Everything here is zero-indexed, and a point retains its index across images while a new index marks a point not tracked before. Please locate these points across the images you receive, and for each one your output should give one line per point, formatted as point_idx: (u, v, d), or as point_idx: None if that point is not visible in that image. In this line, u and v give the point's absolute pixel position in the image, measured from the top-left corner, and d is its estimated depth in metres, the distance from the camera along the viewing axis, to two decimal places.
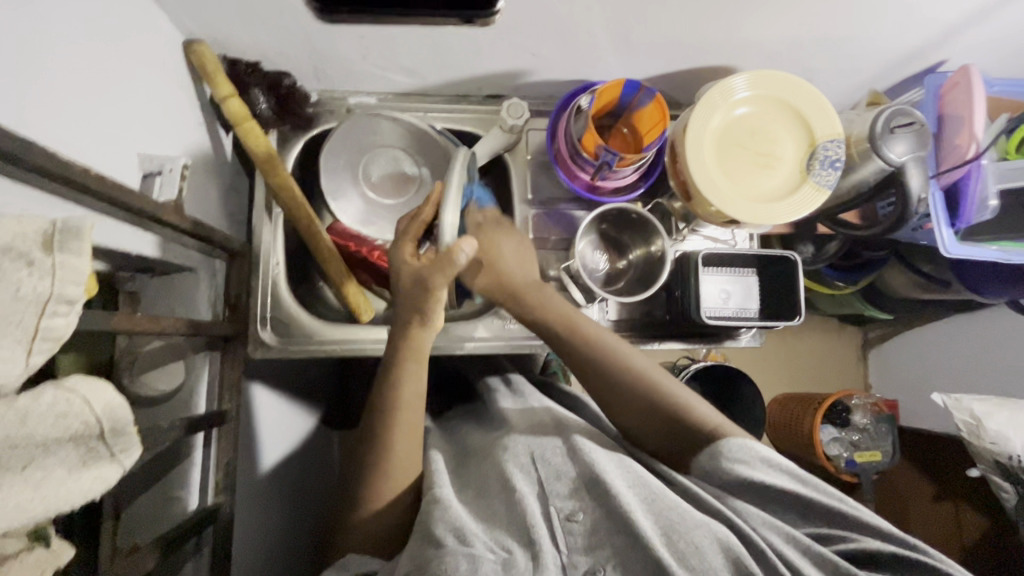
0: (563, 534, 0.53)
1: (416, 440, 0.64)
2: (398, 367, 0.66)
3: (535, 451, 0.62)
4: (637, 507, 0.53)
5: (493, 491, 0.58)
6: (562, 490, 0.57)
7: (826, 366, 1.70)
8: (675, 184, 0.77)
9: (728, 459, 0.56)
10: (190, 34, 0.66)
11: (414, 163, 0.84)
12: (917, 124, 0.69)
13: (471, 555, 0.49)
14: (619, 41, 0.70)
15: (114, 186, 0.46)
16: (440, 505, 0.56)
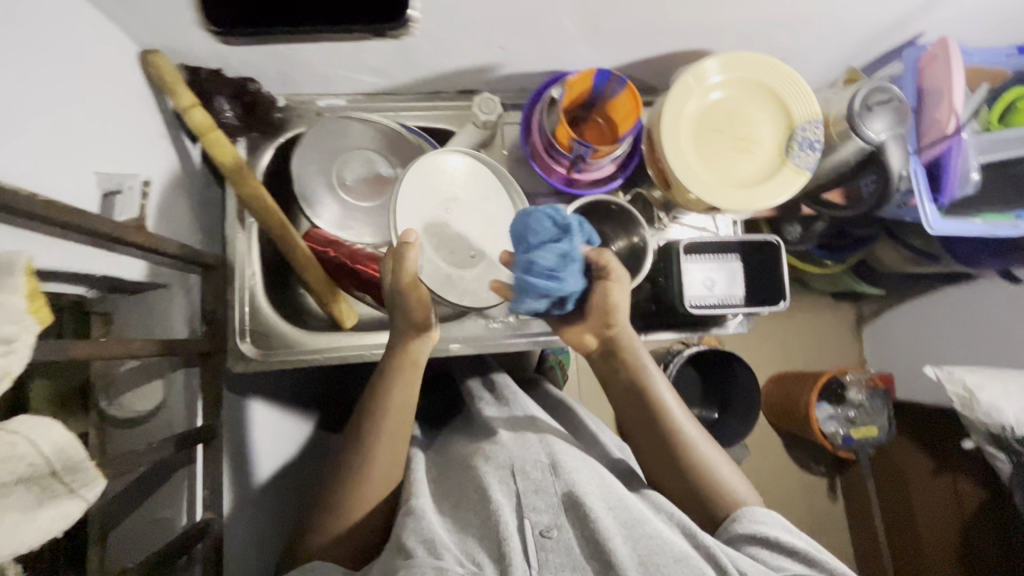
0: (537, 549, 0.56)
1: (399, 449, 0.67)
2: (389, 377, 0.68)
3: (515, 463, 0.63)
4: (616, 533, 0.56)
5: (472, 501, 0.61)
6: (539, 504, 0.59)
7: (821, 343, 1.70)
8: (654, 174, 0.76)
9: (747, 520, 0.61)
10: (146, 44, 0.64)
11: (389, 164, 0.82)
12: (896, 100, 0.67)
13: (439, 566, 0.52)
14: (588, 29, 0.68)
15: (65, 212, 0.45)
16: (414, 516, 0.59)
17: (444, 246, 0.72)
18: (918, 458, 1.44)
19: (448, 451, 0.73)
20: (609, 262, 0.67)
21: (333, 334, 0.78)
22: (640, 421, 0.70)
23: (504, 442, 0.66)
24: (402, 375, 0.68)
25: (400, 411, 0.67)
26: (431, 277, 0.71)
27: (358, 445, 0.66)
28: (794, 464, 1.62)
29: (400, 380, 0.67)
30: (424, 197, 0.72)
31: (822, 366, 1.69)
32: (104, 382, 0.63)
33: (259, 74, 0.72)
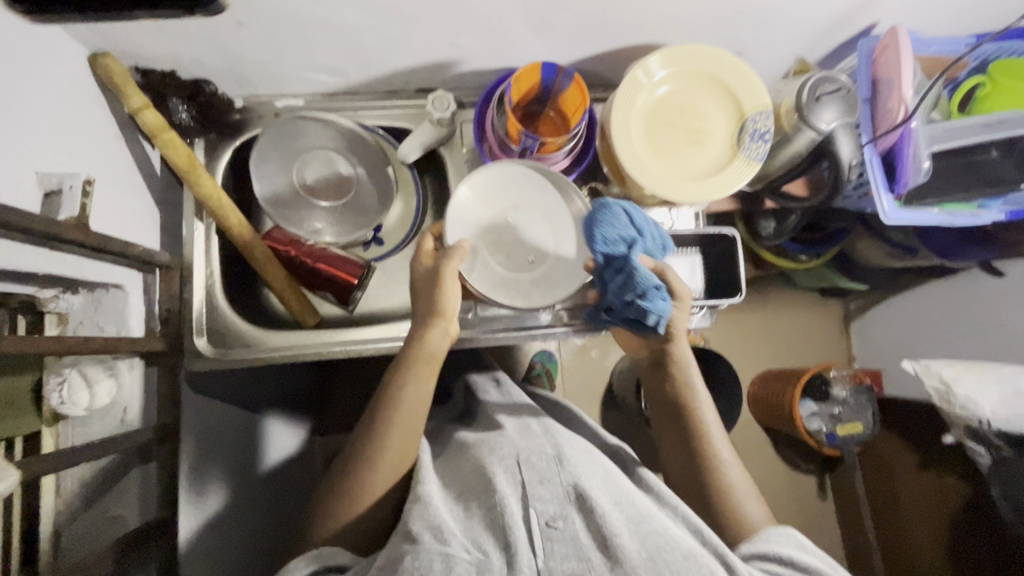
0: (543, 540, 0.58)
1: (410, 440, 0.69)
2: (405, 370, 0.70)
3: (521, 455, 0.67)
4: (624, 529, 0.58)
5: (479, 491, 0.63)
6: (544, 494, 0.62)
7: (809, 340, 1.69)
8: (608, 170, 0.76)
9: (762, 540, 0.65)
10: (96, 47, 0.64)
11: (349, 163, 0.83)
12: (844, 89, 0.68)
13: (447, 554, 0.54)
14: (535, 24, 0.68)
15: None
16: (421, 503, 0.62)
17: (502, 250, 0.72)
18: (906, 455, 1.42)
19: (452, 445, 0.77)
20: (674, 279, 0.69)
21: (349, 333, 0.82)
22: (674, 433, 0.76)
23: (512, 438, 0.70)
24: (416, 368, 0.70)
25: (416, 403, 0.69)
26: (483, 279, 0.71)
27: (367, 431, 0.68)
28: (783, 463, 1.60)
29: (415, 372, 0.70)
30: (482, 207, 0.73)
31: (809, 362, 1.68)
32: (58, 381, 0.61)
33: (214, 75, 0.73)
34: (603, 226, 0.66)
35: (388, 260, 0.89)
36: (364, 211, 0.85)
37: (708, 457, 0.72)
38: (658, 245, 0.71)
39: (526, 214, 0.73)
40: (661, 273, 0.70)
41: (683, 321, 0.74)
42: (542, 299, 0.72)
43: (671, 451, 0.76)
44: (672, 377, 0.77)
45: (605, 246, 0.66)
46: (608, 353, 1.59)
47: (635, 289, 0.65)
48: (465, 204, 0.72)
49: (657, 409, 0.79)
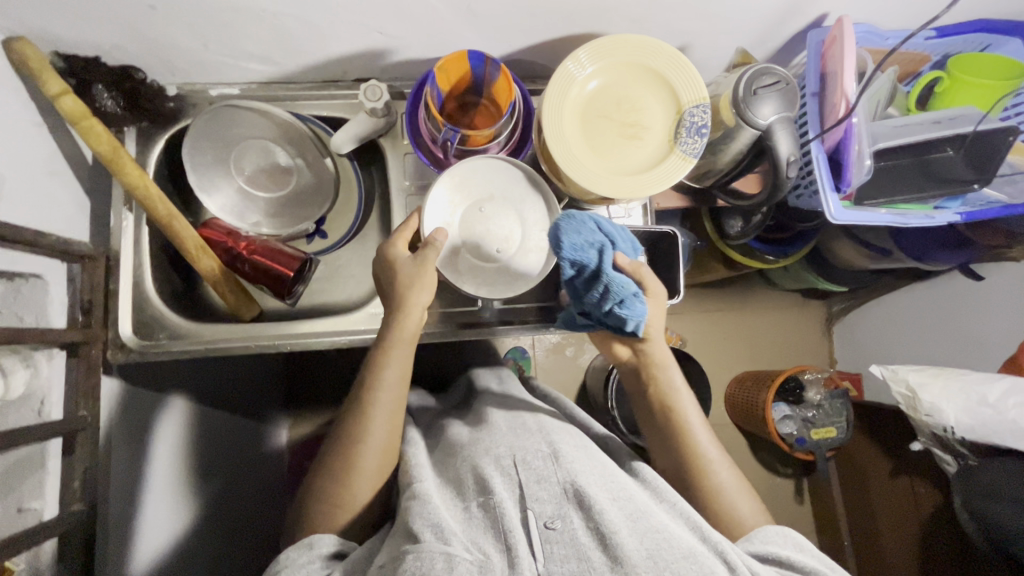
0: (542, 542, 0.56)
1: (395, 420, 0.69)
2: (383, 353, 0.68)
3: (517, 454, 0.65)
4: (623, 527, 0.56)
5: (471, 491, 0.62)
6: (542, 494, 0.60)
7: (789, 341, 1.66)
8: (545, 166, 0.73)
9: (758, 540, 0.64)
10: (11, 31, 0.62)
11: (288, 154, 0.82)
12: (783, 83, 0.65)
13: (449, 555, 0.53)
14: (463, 12, 0.66)
15: None
16: (419, 500, 0.60)
17: (474, 241, 0.71)
18: (880, 460, 1.38)
19: (446, 438, 0.76)
20: (647, 279, 0.67)
21: (326, 320, 0.81)
22: (661, 434, 0.74)
23: (503, 433, 0.69)
24: (396, 349, 0.68)
25: (398, 382, 0.69)
26: (451, 269, 0.70)
27: (354, 413, 0.68)
28: (759, 465, 1.58)
29: (398, 354, 0.68)
30: (461, 195, 0.71)
31: (787, 365, 1.65)
32: None
33: (142, 62, 0.72)
34: (570, 233, 0.62)
35: (332, 253, 0.87)
36: (307, 204, 0.84)
37: (694, 457, 0.71)
38: (627, 244, 0.68)
39: (500, 206, 0.71)
40: (635, 273, 0.67)
41: (659, 319, 0.72)
42: (506, 291, 0.71)
43: (660, 451, 0.75)
44: (653, 380, 0.74)
45: (575, 255, 0.62)
46: (583, 351, 1.57)
47: (612, 299, 0.63)
48: (444, 190, 0.71)
49: (642, 411, 0.77)
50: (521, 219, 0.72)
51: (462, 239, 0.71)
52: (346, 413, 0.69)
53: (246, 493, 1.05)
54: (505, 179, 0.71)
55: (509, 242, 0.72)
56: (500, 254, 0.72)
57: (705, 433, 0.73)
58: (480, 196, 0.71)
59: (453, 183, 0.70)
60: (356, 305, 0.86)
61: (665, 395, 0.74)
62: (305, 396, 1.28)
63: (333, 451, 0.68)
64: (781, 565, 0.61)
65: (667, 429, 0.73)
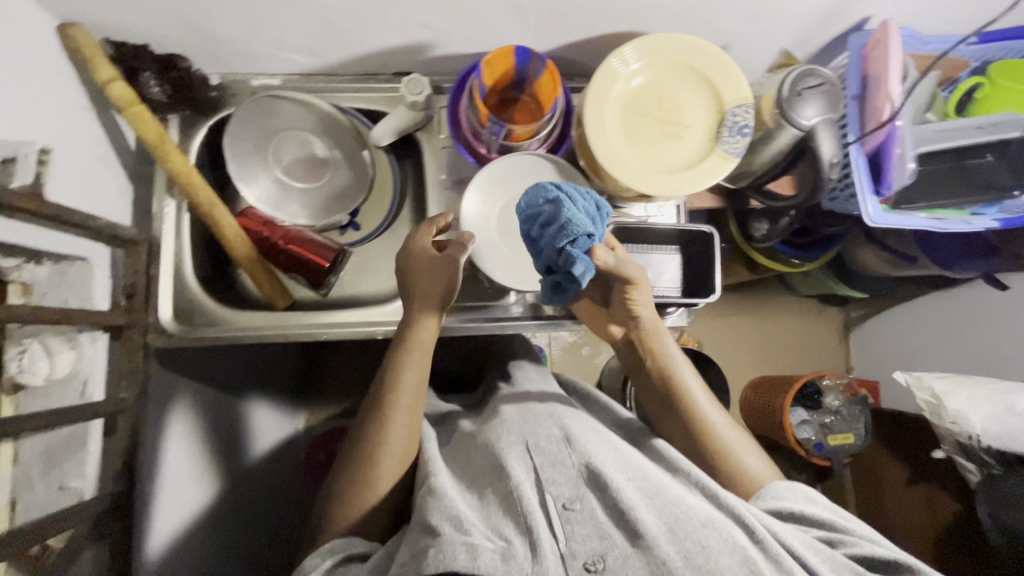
0: (562, 522, 0.56)
1: (415, 422, 0.68)
2: (402, 354, 0.69)
3: (528, 440, 0.66)
4: (640, 503, 0.57)
5: (490, 475, 0.62)
6: (558, 478, 0.61)
7: (805, 347, 1.66)
8: (583, 162, 0.73)
9: (770, 496, 0.64)
10: (65, 17, 0.64)
11: (325, 145, 0.82)
12: (828, 85, 0.65)
13: (470, 542, 0.52)
14: (509, 7, 0.66)
15: None
16: (435, 495, 0.60)
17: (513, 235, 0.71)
18: (896, 467, 1.37)
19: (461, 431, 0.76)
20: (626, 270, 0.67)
21: (343, 312, 0.82)
22: (662, 402, 0.74)
23: (514, 420, 0.70)
24: (415, 352, 0.69)
25: (417, 385, 0.69)
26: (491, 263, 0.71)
27: (374, 415, 0.67)
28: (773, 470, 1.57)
29: (418, 355, 0.69)
30: (500, 189, 0.72)
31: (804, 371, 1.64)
32: (17, 351, 0.60)
33: (188, 51, 0.73)
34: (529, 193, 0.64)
35: (364, 246, 0.88)
36: (343, 195, 0.85)
37: (700, 421, 0.71)
38: (592, 208, 0.63)
39: None
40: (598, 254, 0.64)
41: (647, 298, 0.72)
42: None
43: (664, 419, 0.74)
44: (649, 351, 0.75)
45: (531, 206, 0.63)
46: (599, 351, 1.57)
47: (565, 235, 0.59)
48: (482, 185, 0.71)
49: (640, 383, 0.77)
50: None
51: (500, 233, 0.72)
52: (368, 413, 0.69)
53: (262, 490, 1.03)
54: (543, 174, 0.72)
55: None
56: None
57: (702, 392, 0.73)
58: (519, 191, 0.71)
59: (493, 178, 0.71)
60: (384, 299, 0.86)
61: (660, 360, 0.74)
62: (323, 388, 1.29)
63: (355, 450, 0.68)
64: (794, 519, 0.62)
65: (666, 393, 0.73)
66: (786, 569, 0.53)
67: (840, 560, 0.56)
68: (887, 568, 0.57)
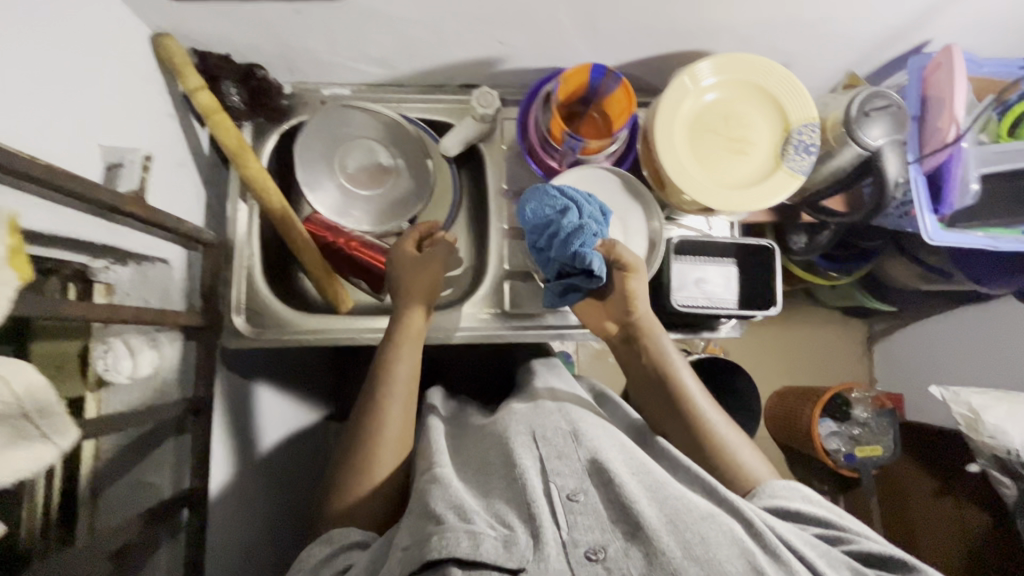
0: (564, 513, 0.53)
1: (410, 411, 0.69)
2: (396, 349, 0.72)
3: (536, 430, 0.62)
4: (642, 496, 0.54)
5: (495, 467, 0.59)
6: (563, 469, 0.57)
7: (830, 359, 1.67)
8: (649, 177, 0.76)
9: (766, 494, 0.62)
10: (158, 28, 0.66)
11: (390, 154, 0.84)
12: (895, 106, 0.67)
13: (472, 530, 0.50)
14: (584, 26, 0.69)
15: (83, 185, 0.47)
16: (440, 483, 0.56)
17: None
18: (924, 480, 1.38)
19: (466, 424, 0.74)
20: (625, 255, 0.70)
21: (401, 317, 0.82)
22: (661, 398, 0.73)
23: (521, 412, 0.66)
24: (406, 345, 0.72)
25: (411, 376, 0.71)
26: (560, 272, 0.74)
27: (372, 406, 0.68)
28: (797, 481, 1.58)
29: (409, 349, 0.72)
30: None
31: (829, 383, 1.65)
32: (103, 349, 0.63)
33: (266, 61, 0.75)
34: (532, 201, 0.69)
35: None
36: (401, 204, 0.86)
37: (697, 416, 0.70)
38: (599, 212, 0.69)
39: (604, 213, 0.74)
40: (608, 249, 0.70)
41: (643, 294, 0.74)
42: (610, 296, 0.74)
43: (661, 416, 0.73)
44: (645, 347, 0.75)
45: (537, 214, 0.67)
46: None
47: (576, 235, 0.64)
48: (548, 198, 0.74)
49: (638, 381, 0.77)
50: (624, 226, 0.75)
51: None
52: (362, 402, 0.69)
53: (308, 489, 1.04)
54: (610, 187, 0.74)
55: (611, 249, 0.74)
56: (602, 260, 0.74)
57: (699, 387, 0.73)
58: None
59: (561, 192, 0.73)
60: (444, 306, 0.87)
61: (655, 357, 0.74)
62: None
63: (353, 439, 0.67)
64: (791, 517, 0.60)
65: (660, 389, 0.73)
66: (785, 565, 0.51)
67: (838, 557, 0.55)
68: (887, 564, 0.55)
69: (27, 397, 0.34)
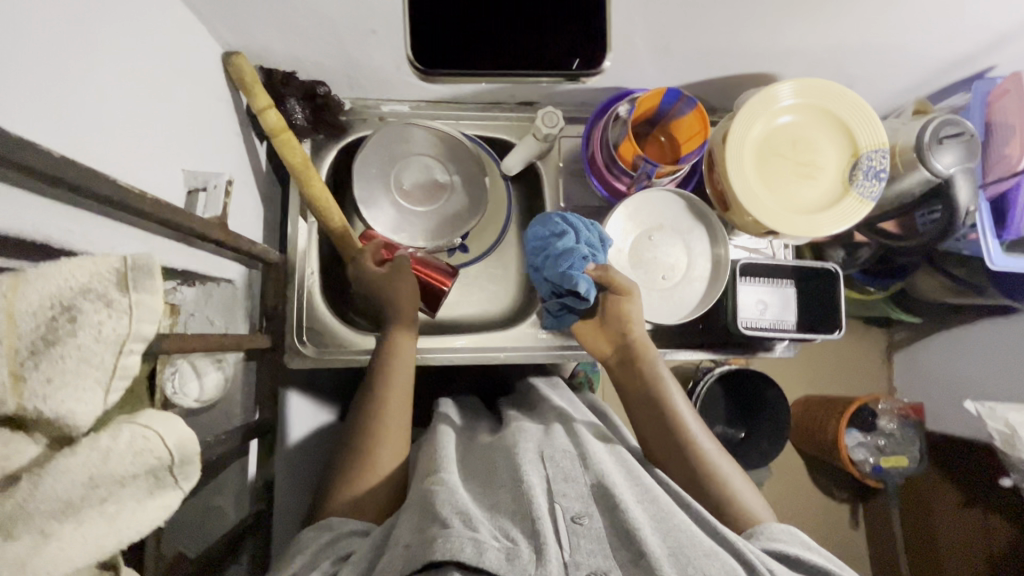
0: (568, 534, 0.49)
1: (405, 424, 0.67)
2: (385, 368, 0.69)
3: (544, 449, 0.59)
4: (646, 524, 0.51)
5: (501, 482, 0.55)
6: (569, 491, 0.53)
7: (861, 368, 1.46)
8: (714, 199, 0.77)
9: (763, 536, 0.55)
10: (229, 46, 0.66)
11: (445, 170, 0.83)
12: (967, 135, 0.67)
13: (477, 539, 0.46)
14: (658, 49, 0.69)
15: (174, 213, 0.45)
16: (445, 487, 0.53)
17: (640, 265, 0.75)
18: (946, 491, 1.25)
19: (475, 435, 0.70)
20: (617, 280, 0.69)
21: (467, 336, 0.82)
22: (648, 414, 0.67)
23: (530, 431, 0.64)
24: (397, 361, 0.70)
25: (406, 390, 0.68)
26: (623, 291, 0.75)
27: (372, 417, 0.65)
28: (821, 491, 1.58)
29: (400, 368, 0.69)
30: (631, 223, 0.75)
31: None
32: (172, 370, 0.59)
33: (330, 77, 0.74)
34: (536, 225, 0.72)
35: (470, 268, 0.88)
36: (455, 219, 0.84)
37: (694, 444, 0.63)
38: (597, 238, 0.71)
39: (668, 234, 0.75)
40: (601, 274, 0.69)
41: (638, 315, 0.71)
42: (673, 315, 0.74)
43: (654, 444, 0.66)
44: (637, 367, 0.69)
45: (536, 238, 0.71)
46: None
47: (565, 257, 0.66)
48: (615, 218, 0.75)
49: (624, 398, 0.70)
50: (687, 247, 0.76)
51: (632, 264, 0.75)
52: (358, 418, 0.66)
53: None
54: (675, 209, 0.76)
55: (672, 270, 0.75)
56: (664, 280, 0.75)
57: (689, 409, 0.67)
58: (651, 225, 0.75)
59: (626, 212, 0.75)
60: (504, 324, 0.87)
61: (648, 377, 0.68)
62: None
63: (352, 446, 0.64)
64: (791, 564, 0.52)
65: (654, 413, 0.66)
66: None
67: None
68: None
69: (177, 450, 0.34)
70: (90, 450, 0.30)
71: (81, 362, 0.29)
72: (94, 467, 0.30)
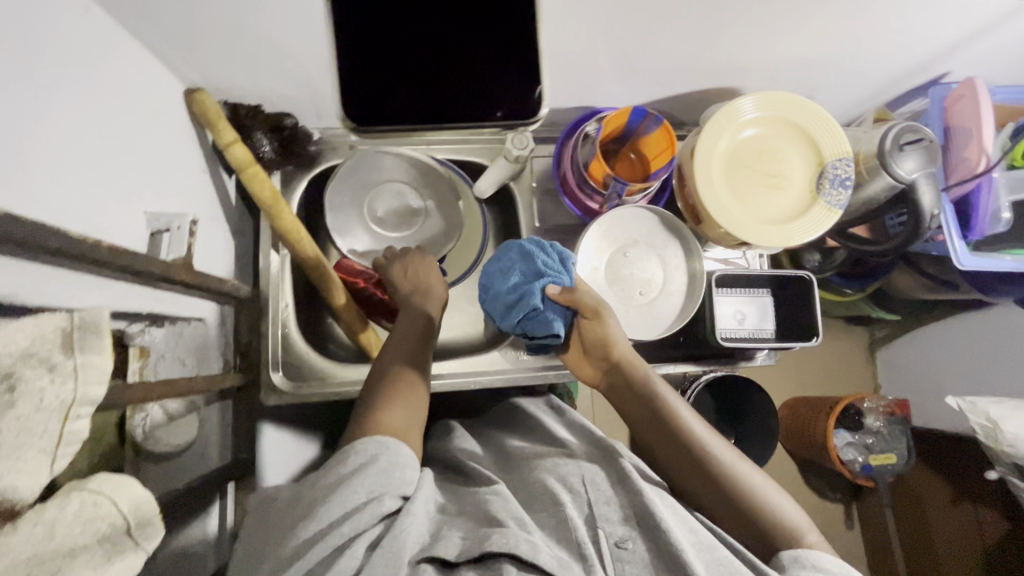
0: (612, 560, 0.49)
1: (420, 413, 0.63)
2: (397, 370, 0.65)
3: (586, 473, 0.58)
4: (690, 549, 0.50)
5: (540, 501, 0.54)
6: (613, 514, 0.53)
7: (847, 367, 1.46)
8: (685, 213, 0.78)
9: (809, 565, 0.51)
10: (192, 83, 0.66)
11: (419, 196, 0.83)
12: (925, 140, 0.69)
13: (534, 541, 0.46)
14: (620, 70, 0.70)
15: (135, 260, 0.45)
16: (499, 495, 0.53)
17: (617, 282, 0.75)
18: (937, 485, 1.24)
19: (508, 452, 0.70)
20: (584, 302, 0.68)
21: (446, 361, 0.81)
22: (647, 423, 0.66)
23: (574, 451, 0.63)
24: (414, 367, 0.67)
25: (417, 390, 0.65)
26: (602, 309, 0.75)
27: (385, 397, 0.61)
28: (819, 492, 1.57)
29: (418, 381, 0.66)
30: (606, 242, 0.76)
31: None
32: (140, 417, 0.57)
33: (297, 109, 0.74)
34: (489, 265, 0.73)
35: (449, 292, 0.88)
36: (431, 243, 0.83)
37: (709, 457, 0.62)
38: (557, 263, 0.70)
39: (643, 250, 0.76)
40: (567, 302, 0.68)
41: (618, 332, 0.69)
42: (646, 331, 0.74)
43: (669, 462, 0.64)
44: (632, 385, 0.68)
45: (493, 277, 0.72)
46: None
47: (525, 310, 0.68)
48: (588, 239, 0.75)
49: (625, 418, 0.70)
50: (662, 261, 0.76)
51: (609, 282, 0.75)
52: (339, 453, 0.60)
53: None
54: (649, 226, 0.76)
55: (649, 286, 0.76)
56: (642, 295, 0.75)
57: (696, 419, 0.66)
58: (625, 242, 0.76)
59: (598, 232, 0.75)
60: (485, 346, 0.85)
61: (644, 395, 0.67)
62: None
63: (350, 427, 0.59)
64: None
65: (659, 431, 0.65)
66: None
67: None
68: None
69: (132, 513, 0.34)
70: (33, 524, 0.29)
71: (25, 432, 0.29)
72: (40, 541, 0.29)
